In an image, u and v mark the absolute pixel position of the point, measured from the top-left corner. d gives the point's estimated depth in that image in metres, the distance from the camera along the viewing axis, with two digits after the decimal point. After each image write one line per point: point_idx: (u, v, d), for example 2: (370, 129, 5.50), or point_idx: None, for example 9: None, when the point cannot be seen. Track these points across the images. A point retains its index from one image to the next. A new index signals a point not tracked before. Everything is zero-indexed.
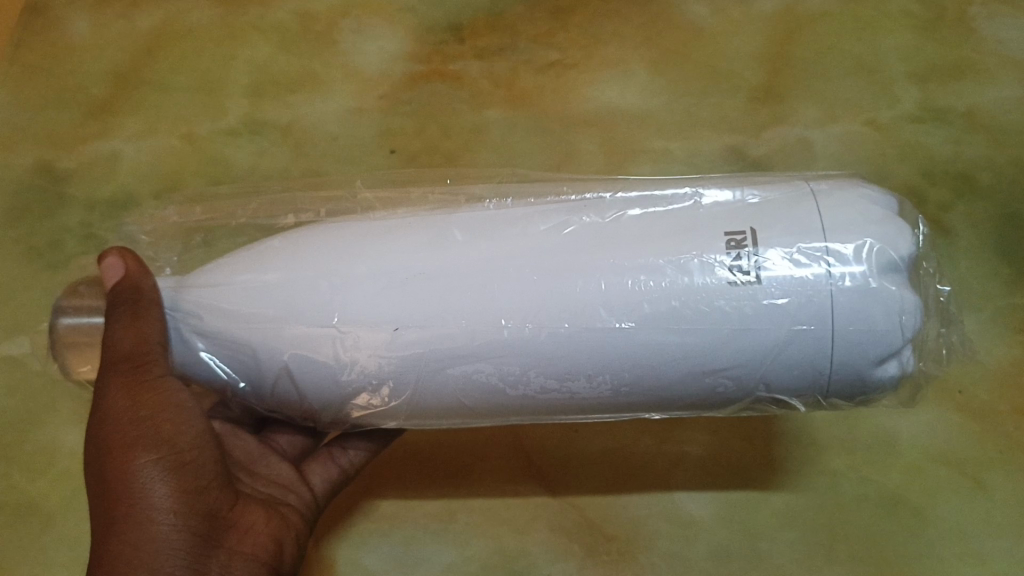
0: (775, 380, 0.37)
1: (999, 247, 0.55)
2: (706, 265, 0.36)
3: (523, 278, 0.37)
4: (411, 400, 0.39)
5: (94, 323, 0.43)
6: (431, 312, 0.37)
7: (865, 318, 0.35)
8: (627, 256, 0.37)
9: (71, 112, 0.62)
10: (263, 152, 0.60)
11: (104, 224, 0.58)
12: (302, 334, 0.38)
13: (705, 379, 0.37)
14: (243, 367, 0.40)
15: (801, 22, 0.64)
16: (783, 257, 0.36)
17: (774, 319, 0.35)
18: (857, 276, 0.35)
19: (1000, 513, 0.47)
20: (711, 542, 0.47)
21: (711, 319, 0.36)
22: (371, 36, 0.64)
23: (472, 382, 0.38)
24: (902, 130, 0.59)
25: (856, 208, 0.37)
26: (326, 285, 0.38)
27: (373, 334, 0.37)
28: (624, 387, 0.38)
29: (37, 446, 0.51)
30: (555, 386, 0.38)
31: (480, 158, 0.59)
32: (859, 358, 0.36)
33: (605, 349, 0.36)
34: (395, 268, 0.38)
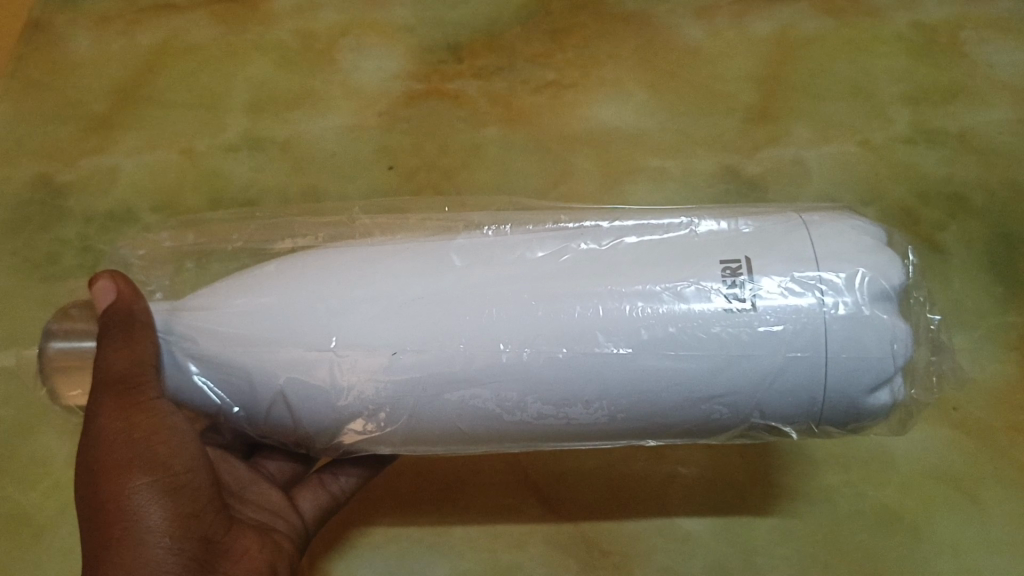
0: (770, 408, 0.37)
1: (993, 266, 0.55)
2: (705, 292, 0.36)
3: (521, 303, 0.37)
4: (407, 426, 0.39)
5: (84, 347, 0.43)
6: (428, 336, 0.37)
7: (858, 344, 0.35)
8: (625, 281, 0.37)
9: (71, 127, 0.62)
10: (261, 167, 0.60)
11: (102, 238, 0.58)
12: (297, 358, 0.38)
13: (701, 407, 0.37)
14: (235, 391, 0.40)
15: (795, 45, 0.65)
16: (778, 285, 0.36)
17: (770, 346, 0.36)
18: (849, 304, 0.36)
19: (996, 531, 0.46)
20: (706, 556, 0.47)
21: (709, 347, 0.36)
22: (370, 55, 0.65)
23: (468, 407, 0.38)
24: (896, 152, 0.60)
25: (848, 239, 0.38)
26: (323, 308, 0.38)
27: (370, 358, 0.37)
28: (620, 413, 0.38)
29: (30, 457, 0.51)
30: (552, 411, 0.38)
31: (477, 175, 0.59)
32: (851, 386, 0.36)
33: (600, 374, 0.36)
34: (392, 291, 0.38)
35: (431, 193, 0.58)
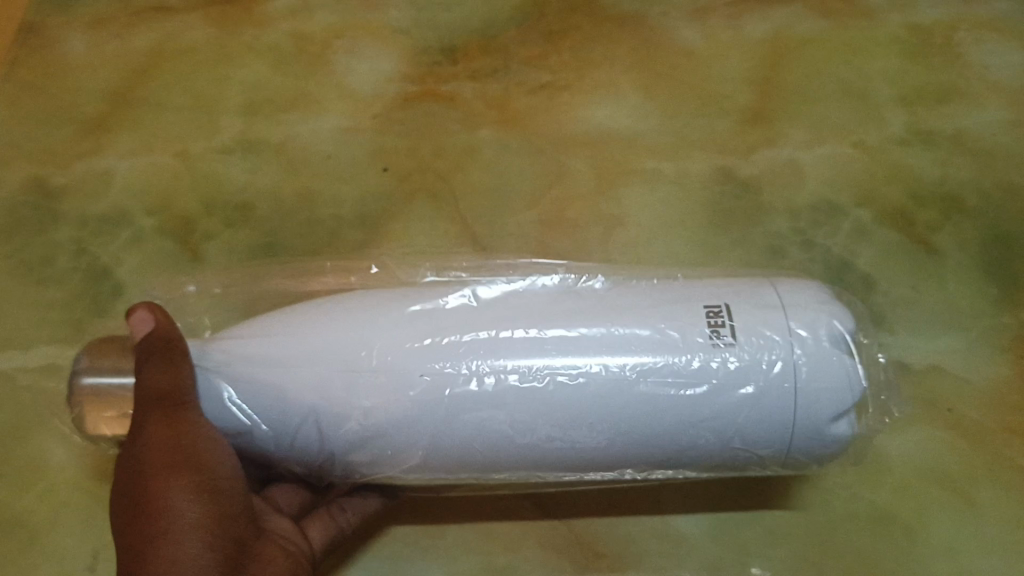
0: (750, 435, 0.39)
1: (988, 268, 0.55)
2: (696, 321, 0.40)
3: (522, 334, 0.40)
4: (422, 450, 0.40)
5: (118, 385, 0.42)
6: (452, 359, 0.39)
7: (825, 376, 0.39)
8: (621, 321, 0.40)
9: (66, 130, 0.62)
10: (256, 169, 0.60)
11: (97, 240, 0.57)
12: (318, 382, 0.40)
13: (688, 431, 0.39)
14: (264, 411, 0.40)
15: (790, 46, 0.65)
16: (754, 327, 0.39)
17: (749, 375, 0.38)
18: (816, 343, 0.39)
19: (989, 532, 0.46)
20: (699, 559, 0.47)
21: (699, 371, 0.39)
22: (365, 57, 0.65)
23: (484, 430, 0.39)
24: (890, 153, 0.60)
25: (810, 293, 0.42)
26: (352, 337, 0.40)
27: (399, 378, 0.39)
28: (618, 435, 0.39)
29: (21, 460, 0.49)
30: (558, 435, 0.39)
31: (472, 177, 0.59)
32: (819, 416, 0.39)
33: (601, 396, 0.39)
34: (414, 326, 0.41)
35: (425, 196, 0.58)
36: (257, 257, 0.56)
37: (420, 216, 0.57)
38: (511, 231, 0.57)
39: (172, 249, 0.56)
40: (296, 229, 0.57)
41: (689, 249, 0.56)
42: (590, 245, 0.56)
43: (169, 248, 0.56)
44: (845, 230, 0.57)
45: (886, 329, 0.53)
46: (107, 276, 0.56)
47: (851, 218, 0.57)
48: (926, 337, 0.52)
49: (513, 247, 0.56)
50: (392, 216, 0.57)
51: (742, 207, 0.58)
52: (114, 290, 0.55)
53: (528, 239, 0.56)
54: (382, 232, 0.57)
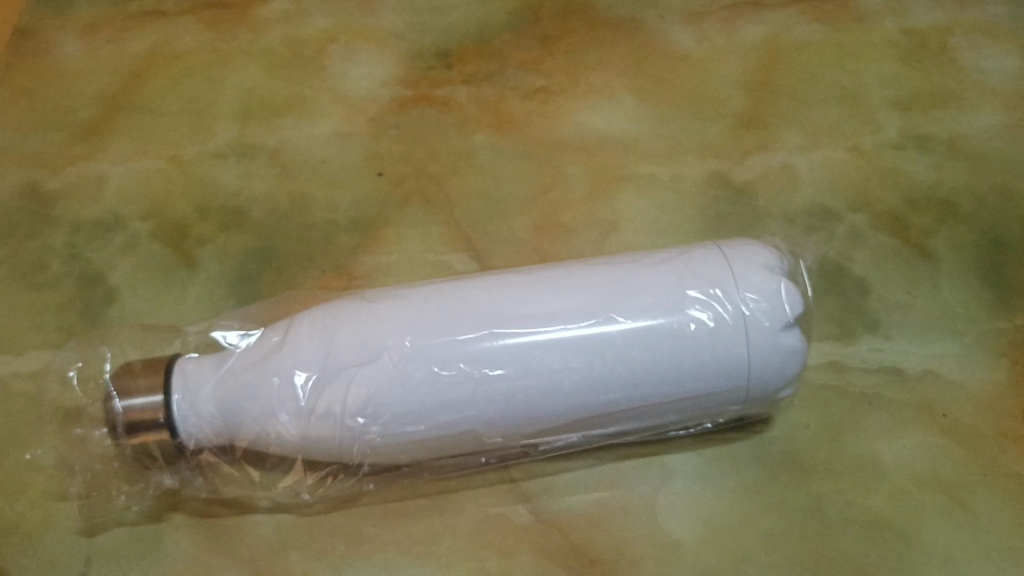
0: (707, 341, 0.42)
1: (982, 272, 0.55)
2: (635, 266, 0.45)
3: (486, 278, 0.45)
4: (412, 371, 0.41)
5: (149, 402, 0.43)
6: (439, 298, 0.44)
7: (763, 278, 0.43)
8: (587, 270, 0.45)
9: (58, 134, 0.61)
10: (250, 174, 0.60)
11: (90, 245, 0.56)
12: (311, 323, 0.44)
13: (652, 343, 0.42)
14: (263, 354, 0.43)
15: (784, 52, 0.66)
16: (697, 259, 0.45)
17: (697, 288, 0.43)
18: (752, 258, 0.44)
19: (983, 537, 0.46)
20: (696, 564, 0.46)
21: (652, 290, 0.43)
22: (359, 61, 0.65)
23: (467, 348, 0.42)
24: (885, 157, 0.60)
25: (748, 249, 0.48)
26: (354, 299, 0.45)
27: (392, 313, 0.43)
28: (589, 351, 0.42)
29: (16, 469, 0.49)
30: (535, 352, 0.42)
31: (467, 181, 0.59)
32: (764, 310, 0.42)
33: (568, 315, 0.42)
34: (408, 291, 0.46)
35: (420, 200, 0.58)
36: (250, 261, 0.55)
37: (414, 220, 0.57)
38: (506, 235, 0.56)
39: (165, 252, 0.56)
40: (289, 232, 0.57)
41: None
42: (586, 250, 0.56)
43: (162, 253, 0.56)
44: (840, 235, 0.57)
45: (880, 333, 0.53)
46: (99, 280, 0.55)
47: (846, 222, 0.57)
48: (920, 342, 0.52)
49: (508, 251, 0.56)
50: (387, 219, 0.57)
51: (737, 212, 0.57)
52: (106, 296, 0.54)
53: (524, 243, 0.56)
54: (375, 235, 0.56)
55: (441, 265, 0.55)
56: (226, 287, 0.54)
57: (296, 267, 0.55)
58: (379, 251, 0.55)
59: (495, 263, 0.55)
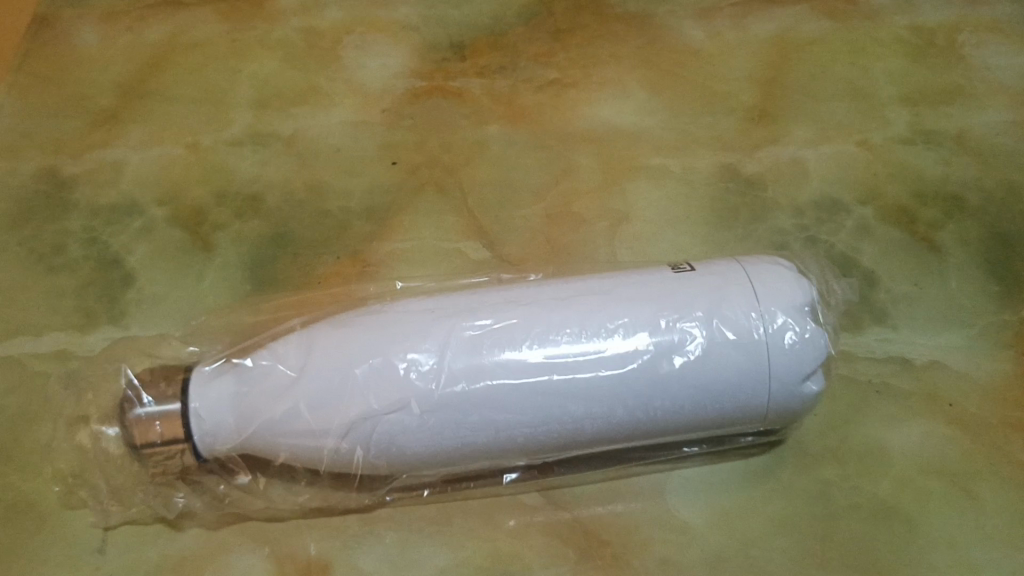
0: (734, 388, 0.42)
1: (989, 265, 0.56)
2: (664, 299, 0.43)
3: (505, 306, 0.43)
4: (438, 420, 0.41)
5: (163, 409, 0.42)
6: (456, 336, 0.42)
7: (794, 327, 0.42)
8: (606, 297, 0.43)
9: (77, 120, 0.62)
10: (266, 161, 0.60)
11: (108, 229, 0.57)
12: (331, 361, 0.42)
13: (677, 390, 0.42)
14: (275, 399, 0.42)
15: (793, 48, 0.66)
16: (723, 292, 0.43)
17: (725, 333, 0.42)
18: (782, 299, 0.43)
19: (988, 524, 0.47)
20: (704, 547, 0.46)
21: (678, 335, 0.42)
22: (374, 52, 0.66)
23: (492, 399, 0.41)
24: (893, 152, 0.61)
25: (771, 266, 0.45)
26: (361, 326, 0.43)
27: (409, 356, 0.42)
28: (615, 398, 0.42)
29: (40, 447, 0.49)
30: (562, 400, 0.41)
31: (480, 171, 0.60)
32: (792, 361, 0.42)
33: (595, 363, 0.42)
34: (416, 314, 0.44)
35: (433, 189, 0.59)
36: (266, 247, 0.56)
37: (428, 209, 0.58)
38: (519, 223, 0.57)
39: (183, 238, 0.57)
40: (304, 219, 0.57)
41: (697, 244, 0.56)
42: (597, 238, 0.56)
43: (179, 237, 0.57)
44: (849, 228, 0.57)
45: (888, 324, 0.53)
46: (117, 264, 0.55)
47: (854, 215, 0.58)
48: (927, 333, 0.53)
49: (520, 239, 0.56)
50: (401, 207, 0.58)
51: (747, 203, 0.58)
52: (124, 279, 0.55)
53: (536, 232, 0.57)
54: (390, 223, 0.57)
55: (455, 252, 0.56)
56: (242, 272, 0.55)
57: (311, 252, 0.55)
58: (394, 238, 0.56)
59: (508, 250, 0.56)
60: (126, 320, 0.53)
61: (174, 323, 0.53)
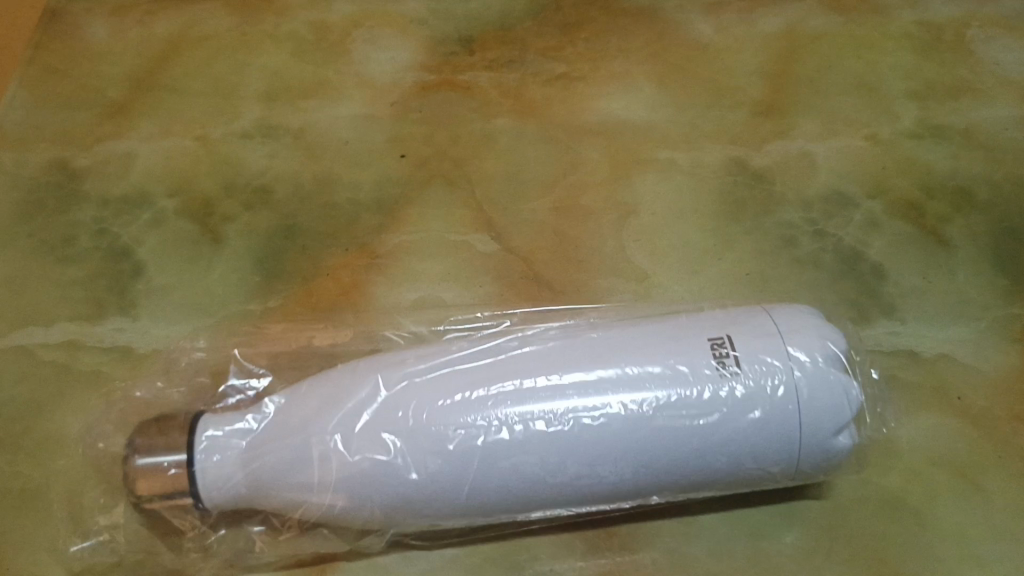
0: (763, 457, 0.41)
1: (997, 260, 0.56)
2: (698, 416, 0.40)
3: (528, 418, 0.40)
4: (460, 497, 0.40)
5: (165, 459, 0.41)
6: (472, 409, 0.40)
7: (825, 398, 0.41)
8: (628, 360, 0.42)
9: (87, 112, 0.63)
10: (275, 154, 0.61)
11: (117, 221, 0.57)
12: (343, 475, 0.40)
13: (705, 460, 0.41)
14: (289, 474, 0.41)
15: (801, 42, 0.67)
16: (752, 356, 0.41)
17: (754, 406, 0.40)
18: (814, 364, 0.41)
19: (996, 517, 0.46)
20: (711, 538, 0.46)
21: (706, 411, 0.40)
22: (383, 46, 0.66)
23: (515, 474, 0.40)
24: (902, 146, 0.61)
25: (802, 319, 0.43)
26: (372, 395, 0.42)
27: (426, 433, 0.40)
28: (642, 470, 0.41)
29: (47, 434, 0.48)
30: (587, 474, 0.40)
31: (488, 165, 0.60)
32: (821, 430, 0.41)
33: (621, 441, 0.40)
34: (428, 379, 0.42)
35: (441, 181, 0.59)
36: (275, 238, 0.56)
37: (435, 202, 0.58)
38: (526, 217, 0.57)
39: (192, 229, 0.57)
40: (312, 212, 0.57)
41: (705, 237, 0.56)
42: (605, 231, 0.56)
43: (188, 229, 0.57)
44: (857, 221, 0.57)
45: (896, 318, 0.53)
46: (127, 255, 0.56)
47: (862, 209, 0.58)
48: (935, 326, 0.53)
49: (528, 232, 0.56)
50: (409, 201, 0.58)
51: (756, 197, 0.58)
52: (134, 269, 0.55)
53: (544, 225, 0.57)
54: (397, 216, 0.57)
55: (462, 245, 0.56)
56: (251, 263, 0.55)
57: (319, 244, 0.56)
58: (401, 231, 0.56)
59: (515, 243, 0.56)
60: (135, 309, 0.53)
61: (183, 312, 0.53)
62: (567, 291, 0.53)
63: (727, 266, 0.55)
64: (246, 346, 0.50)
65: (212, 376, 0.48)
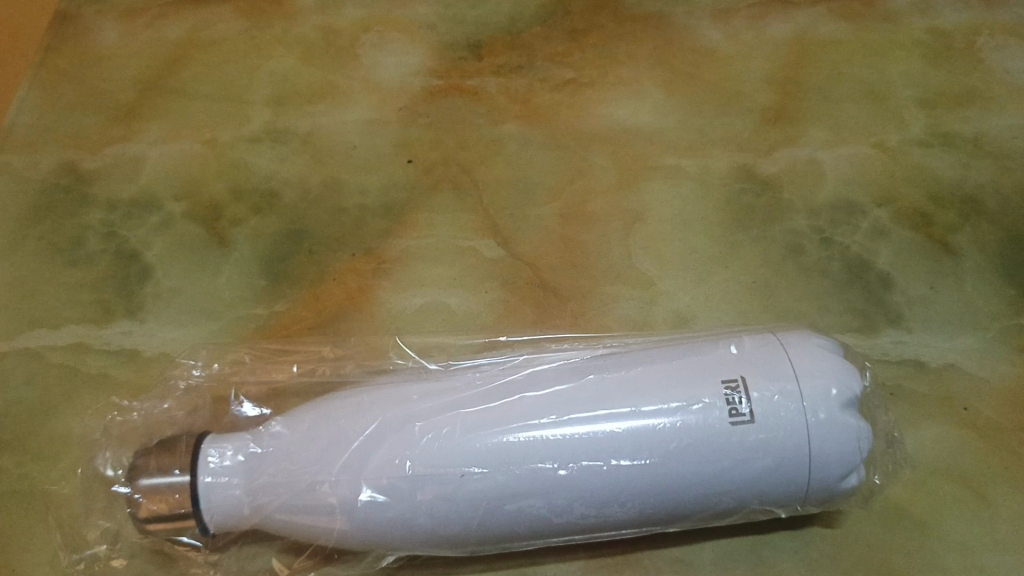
0: (768, 496, 0.42)
1: (1004, 269, 0.55)
2: (708, 464, 0.40)
3: (538, 465, 0.40)
4: (469, 533, 0.41)
5: (170, 482, 0.41)
6: (482, 450, 0.40)
7: (836, 445, 0.41)
8: (638, 399, 0.41)
9: (97, 116, 0.63)
10: (283, 158, 0.61)
11: (126, 225, 0.58)
12: (354, 518, 0.41)
13: (711, 499, 0.41)
14: (297, 508, 0.41)
15: (810, 50, 0.66)
16: (765, 399, 0.41)
17: (764, 451, 0.41)
18: (827, 409, 0.41)
19: (1002, 529, 0.46)
20: (716, 547, 0.46)
21: (715, 455, 0.40)
22: (391, 51, 0.66)
23: (524, 515, 0.41)
24: (910, 154, 0.61)
25: (818, 357, 0.43)
26: (380, 431, 0.42)
27: (436, 473, 0.40)
28: (648, 508, 0.41)
29: (53, 437, 0.49)
30: (594, 513, 0.41)
31: (496, 171, 0.60)
32: (828, 476, 0.41)
33: (629, 482, 0.40)
34: (437, 416, 0.42)
35: (449, 187, 0.59)
36: (282, 243, 0.56)
37: (442, 207, 0.58)
38: (533, 222, 0.57)
39: (200, 234, 0.57)
40: (320, 217, 0.58)
41: (712, 244, 0.56)
42: (611, 238, 0.56)
43: (196, 232, 0.57)
44: (865, 230, 0.57)
45: (903, 327, 0.53)
46: (135, 258, 0.56)
47: (870, 217, 0.58)
48: (942, 336, 0.53)
49: (535, 238, 0.56)
50: (416, 206, 0.58)
51: (763, 205, 0.58)
52: (142, 273, 0.55)
53: (551, 231, 0.57)
54: (405, 221, 0.57)
55: (468, 251, 0.56)
56: (258, 268, 0.55)
57: (326, 249, 0.56)
58: (408, 236, 0.56)
59: (522, 248, 0.56)
60: (143, 313, 0.53)
61: (190, 316, 0.53)
62: (573, 298, 0.53)
63: (734, 274, 0.55)
64: (252, 351, 0.50)
65: (219, 381, 0.48)
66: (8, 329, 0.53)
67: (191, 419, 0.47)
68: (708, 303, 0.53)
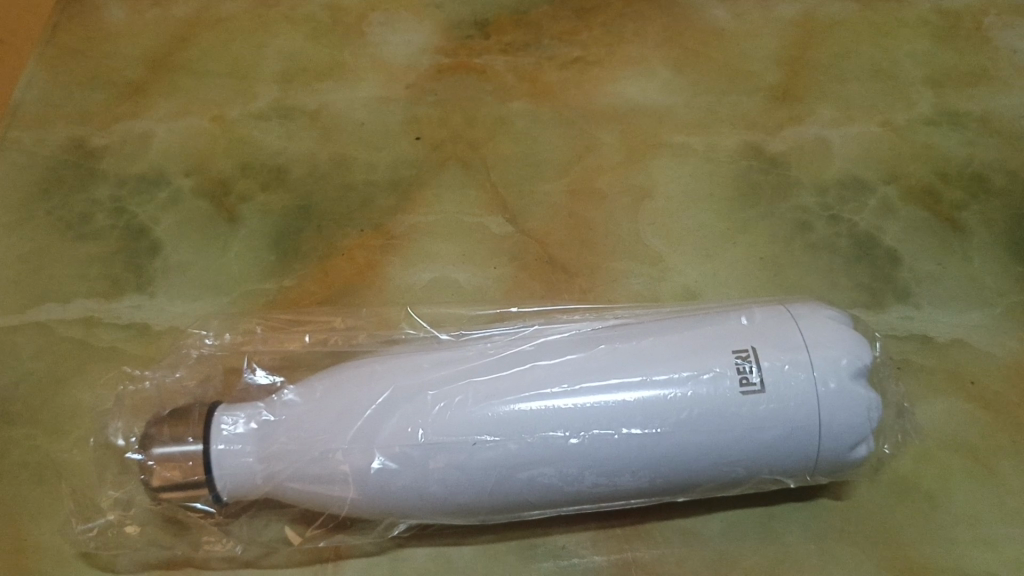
0: (778, 465, 0.42)
1: (1011, 246, 0.56)
2: (719, 433, 0.41)
3: (549, 434, 0.40)
4: (480, 500, 0.41)
5: (185, 451, 0.41)
6: (494, 418, 0.41)
7: (846, 415, 0.41)
8: (650, 368, 0.42)
9: (105, 93, 0.63)
10: (291, 135, 0.61)
11: (135, 200, 0.58)
12: (365, 486, 0.41)
13: (721, 468, 0.42)
14: (308, 476, 0.41)
15: (817, 29, 0.67)
16: (776, 368, 0.41)
17: (775, 420, 0.41)
18: (838, 380, 0.41)
19: (1008, 500, 0.46)
20: (725, 517, 0.46)
21: (726, 424, 0.41)
22: (399, 30, 0.66)
23: (535, 484, 0.41)
24: (918, 132, 0.61)
25: (829, 328, 0.43)
26: (392, 399, 0.42)
27: (448, 441, 0.40)
28: (659, 477, 0.41)
29: (64, 409, 0.49)
30: (605, 482, 0.41)
31: (504, 147, 0.60)
32: (838, 446, 0.41)
33: (640, 451, 0.41)
34: (449, 385, 0.42)
35: (457, 163, 0.59)
36: (291, 218, 0.56)
37: (451, 183, 0.58)
38: (541, 199, 0.57)
39: (209, 209, 0.57)
40: (328, 192, 0.58)
41: (719, 221, 0.56)
42: (619, 214, 0.56)
43: (205, 208, 0.57)
44: (872, 207, 0.57)
45: (911, 303, 0.53)
46: (144, 233, 0.56)
47: (878, 194, 0.58)
48: (950, 311, 0.53)
49: (542, 214, 0.56)
50: (424, 182, 0.58)
51: (770, 182, 0.58)
52: (151, 248, 0.55)
53: (558, 207, 0.57)
54: (413, 197, 0.57)
55: (477, 226, 0.56)
56: (267, 243, 0.55)
57: (335, 224, 0.56)
58: (416, 212, 0.56)
59: (530, 225, 0.56)
60: (152, 287, 0.53)
61: (200, 290, 0.53)
62: (581, 273, 0.53)
63: (741, 250, 0.55)
64: (264, 323, 0.50)
65: (231, 352, 0.48)
66: (18, 303, 0.53)
67: (203, 390, 0.47)
68: (715, 280, 0.53)
